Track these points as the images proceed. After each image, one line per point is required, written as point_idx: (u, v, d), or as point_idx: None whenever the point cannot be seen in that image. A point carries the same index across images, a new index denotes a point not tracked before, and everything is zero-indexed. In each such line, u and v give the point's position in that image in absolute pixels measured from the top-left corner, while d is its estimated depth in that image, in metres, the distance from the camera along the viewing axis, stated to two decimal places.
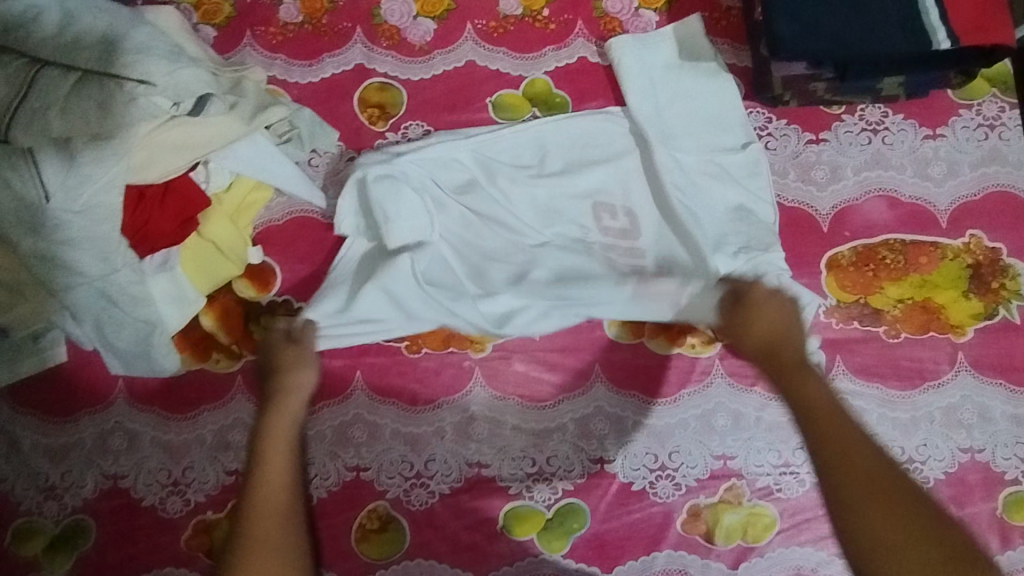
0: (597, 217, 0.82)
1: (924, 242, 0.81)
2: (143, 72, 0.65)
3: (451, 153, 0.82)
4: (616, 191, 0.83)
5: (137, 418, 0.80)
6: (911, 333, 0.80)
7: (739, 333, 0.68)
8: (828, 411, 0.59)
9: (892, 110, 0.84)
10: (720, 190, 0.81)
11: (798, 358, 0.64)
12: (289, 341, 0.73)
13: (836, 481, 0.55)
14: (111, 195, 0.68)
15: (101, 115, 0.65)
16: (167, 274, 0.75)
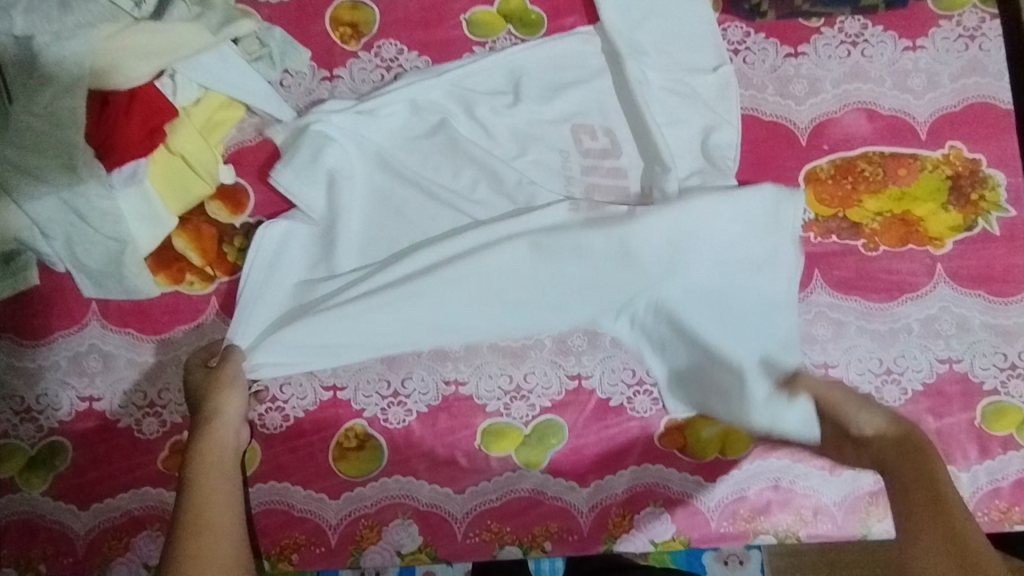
0: (572, 134, 0.80)
1: (903, 154, 0.81)
2: None
3: (426, 92, 0.80)
4: (592, 109, 0.81)
5: (112, 340, 0.79)
6: (890, 245, 0.79)
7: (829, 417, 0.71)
8: (949, 519, 0.59)
9: (871, 22, 0.83)
10: (688, 109, 0.80)
11: (918, 439, 0.66)
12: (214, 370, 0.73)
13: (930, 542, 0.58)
14: (74, 97, 0.68)
15: (61, 13, 0.67)
16: (136, 188, 0.74)
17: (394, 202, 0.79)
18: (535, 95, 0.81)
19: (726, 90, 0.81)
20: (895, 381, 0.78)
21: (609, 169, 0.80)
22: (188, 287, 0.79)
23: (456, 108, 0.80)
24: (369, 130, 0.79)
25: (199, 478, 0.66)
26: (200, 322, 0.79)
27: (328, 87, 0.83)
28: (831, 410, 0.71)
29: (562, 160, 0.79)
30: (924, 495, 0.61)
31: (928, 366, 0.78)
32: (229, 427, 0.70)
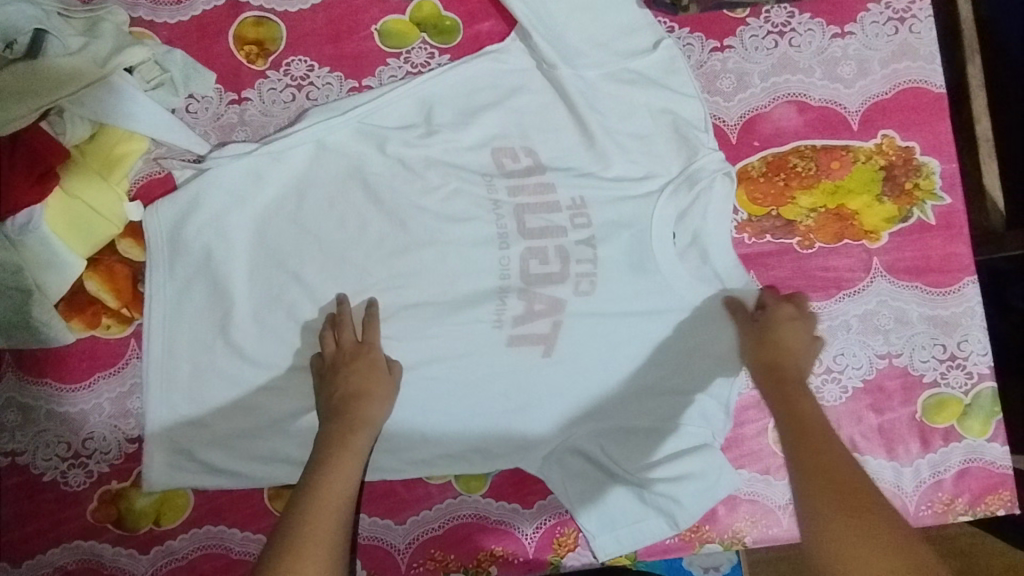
0: (492, 159, 0.75)
1: (835, 146, 0.79)
2: None
3: (333, 130, 0.74)
4: (510, 129, 0.76)
5: (29, 392, 0.75)
6: (824, 242, 0.78)
7: (749, 343, 0.72)
8: (845, 482, 0.58)
9: (798, 10, 0.80)
10: (627, 115, 0.76)
11: (798, 375, 0.69)
12: (350, 354, 0.69)
13: (826, 497, 0.57)
14: None
15: None
16: (34, 235, 0.70)
17: (292, 263, 0.72)
18: (446, 120, 0.75)
19: (656, 87, 0.76)
20: (836, 380, 0.77)
21: (534, 186, 0.73)
22: (105, 330, 0.76)
23: (368, 147, 0.74)
24: (271, 174, 0.73)
25: (332, 452, 0.65)
26: (120, 366, 0.76)
27: (237, 110, 0.79)
28: (756, 334, 0.72)
29: (486, 186, 0.74)
30: (805, 444, 0.62)
31: (868, 363, 0.77)
32: (376, 404, 0.68)
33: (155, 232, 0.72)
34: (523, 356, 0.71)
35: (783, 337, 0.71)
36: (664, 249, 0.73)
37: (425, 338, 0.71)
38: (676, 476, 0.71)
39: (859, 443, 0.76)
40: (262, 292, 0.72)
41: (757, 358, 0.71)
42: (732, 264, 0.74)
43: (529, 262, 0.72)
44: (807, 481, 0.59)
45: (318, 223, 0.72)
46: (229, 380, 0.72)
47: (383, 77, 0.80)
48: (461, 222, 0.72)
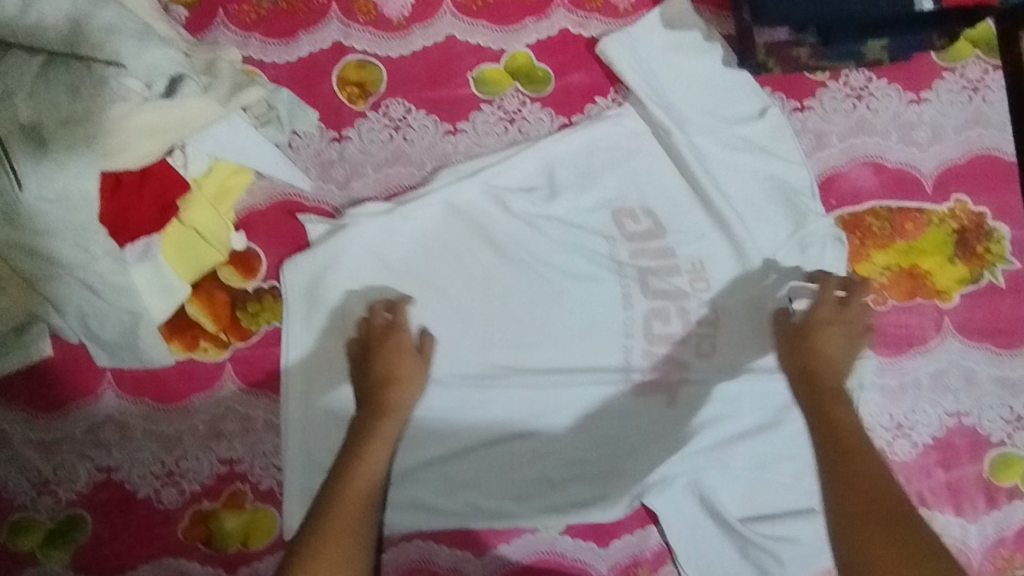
0: (614, 220, 0.81)
1: (910, 208, 0.82)
2: (111, 50, 0.61)
3: (464, 190, 0.81)
4: (630, 190, 0.82)
5: (127, 411, 0.78)
6: (898, 300, 0.81)
7: (785, 349, 0.72)
8: (876, 505, 0.57)
9: (876, 75, 0.83)
10: (734, 180, 0.80)
11: (836, 389, 0.67)
12: (392, 353, 0.72)
13: (859, 512, 0.57)
14: (87, 185, 0.62)
15: (71, 98, 0.60)
16: (149, 263, 0.72)
17: (423, 317, 0.79)
18: (570, 176, 0.82)
19: (753, 151, 0.81)
20: (906, 435, 0.80)
21: (656, 250, 0.80)
22: (202, 354, 0.79)
23: (491, 206, 0.80)
24: (406, 229, 0.80)
25: (360, 450, 0.66)
26: (215, 389, 0.79)
27: (337, 148, 0.82)
28: (793, 341, 0.71)
29: (608, 249, 0.80)
30: (841, 458, 0.60)
31: (937, 419, 0.80)
32: (410, 388, 0.70)
33: (295, 280, 0.79)
34: (648, 407, 0.78)
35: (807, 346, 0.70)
36: (783, 315, 0.78)
37: (550, 382, 0.78)
38: (779, 534, 0.76)
39: (927, 498, 0.78)
40: (399, 339, 0.79)
41: (792, 364, 0.70)
42: (839, 331, 0.80)
43: (653, 322, 0.79)
44: (844, 496, 0.58)
45: (454, 279, 0.80)
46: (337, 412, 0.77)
47: (476, 122, 0.83)
48: (582, 281, 0.80)
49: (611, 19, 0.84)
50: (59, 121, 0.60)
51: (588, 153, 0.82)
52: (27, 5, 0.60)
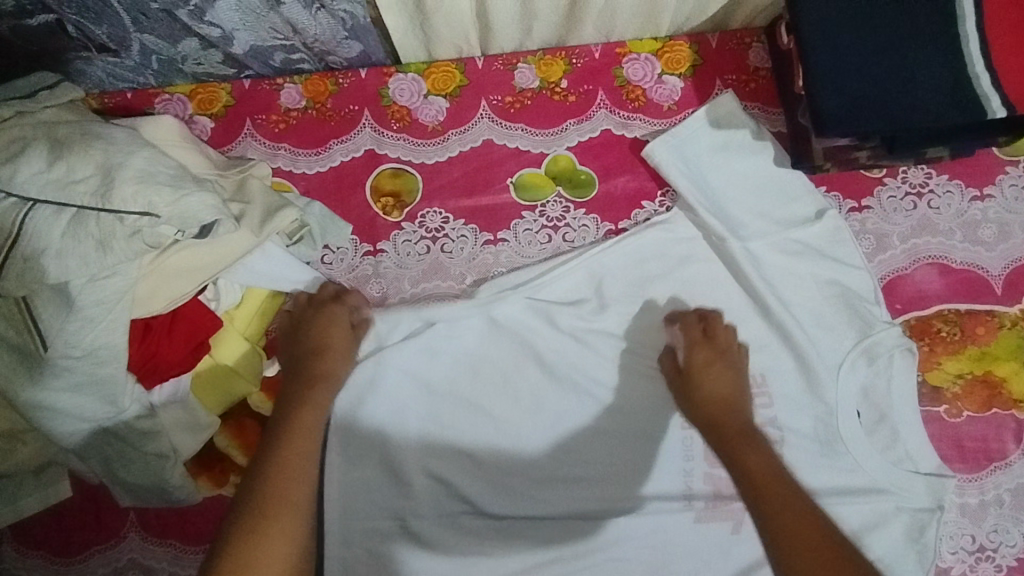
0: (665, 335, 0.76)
1: (980, 310, 0.77)
2: (146, 202, 0.56)
3: (508, 308, 0.76)
4: (682, 302, 0.76)
5: (153, 553, 0.73)
6: (973, 410, 0.76)
7: (682, 401, 0.71)
8: (811, 529, 0.58)
9: (936, 171, 0.79)
10: (797, 288, 0.75)
11: (741, 426, 0.68)
12: (318, 327, 0.71)
13: (794, 549, 0.57)
14: (117, 335, 0.59)
15: (101, 255, 0.56)
16: (179, 402, 0.68)
17: (468, 443, 0.74)
18: (619, 286, 0.77)
19: (814, 255, 0.76)
20: (988, 558, 0.74)
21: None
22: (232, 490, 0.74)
23: (538, 321, 0.76)
24: (446, 347, 0.75)
25: (287, 441, 0.64)
26: None
27: (372, 262, 0.78)
28: (683, 392, 0.71)
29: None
30: (758, 493, 0.61)
31: (1022, 540, 0.74)
32: (343, 356, 0.71)
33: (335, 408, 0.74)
34: (711, 534, 0.73)
35: (733, 359, 0.72)
36: (852, 431, 0.73)
37: (604, 511, 0.73)
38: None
39: None
40: (442, 470, 0.73)
41: (697, 416, 0.70)
42: (916, 448, 0.74)
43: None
44: (773, 538, 0.58)
45: (500, 401, 0.75)
46: (380, 552, 0.72)
47: (519, 230, 0.79)
48: (634, 398, 0.75)
49: (655, 119, 0.81)
50: (86, 278, 0.56)
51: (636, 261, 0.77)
52: (55, 155, 0.56)
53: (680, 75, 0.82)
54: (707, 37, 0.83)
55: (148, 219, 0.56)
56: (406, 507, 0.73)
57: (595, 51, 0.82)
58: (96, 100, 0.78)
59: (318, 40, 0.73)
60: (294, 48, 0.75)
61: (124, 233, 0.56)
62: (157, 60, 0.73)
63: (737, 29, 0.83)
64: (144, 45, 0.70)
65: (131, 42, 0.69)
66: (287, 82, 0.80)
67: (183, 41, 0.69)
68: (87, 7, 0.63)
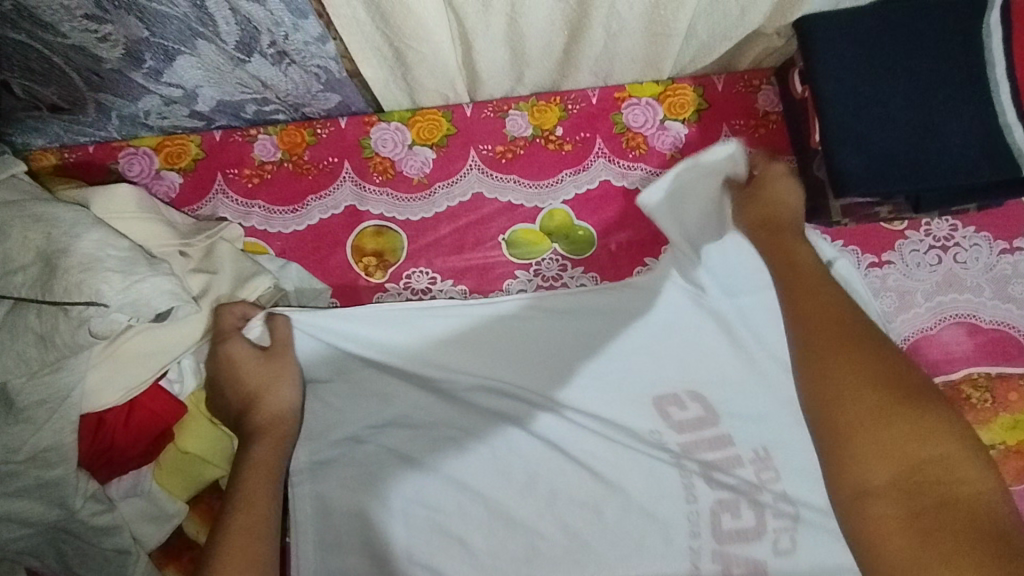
0: (656, 409, 0.67)
1: (1011, 374, 0.71)
2: (92, 292, 0.50)
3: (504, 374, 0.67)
4: (670, 372, 0.68)
5: None
6: (1007, 483, 0.70)
7: (739, 205, 0.65)
8: (837, 320, 0.52)
9: (961, 222, 0.74)
10: None
11: (792, 225, 0.62)
12: (242, 370, 0.61)
13: (816, 336, 0.52)
14: (67, 435, 0.54)
15: (42, 350, 0.51)
16: (142, 493, 0.63)
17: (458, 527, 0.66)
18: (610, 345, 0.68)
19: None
20: None
21: (710, 439, 0.67)
22: None
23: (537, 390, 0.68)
24: (422, 422, 0.67)
25: (238, 507, 0.58)
26: None
27: None
28: (744, 194, 0.65)
29: (653, 443, 0.67)
30: (800, 292, 0.55)
31: None
32: (282, 392, 0.63)
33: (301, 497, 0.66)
34: None
35: (796, 184, 0.65)
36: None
37: None
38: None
39: None
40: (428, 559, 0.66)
41: (742, 218, 0.64)
42: None
43: (721, 515, 0.65)
44: (798, 322, 0.53)
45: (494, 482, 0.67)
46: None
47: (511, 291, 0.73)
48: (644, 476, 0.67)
49: (658, 168, 0.75)
50: (26, 376, 0.51)
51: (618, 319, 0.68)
52: None
53: (684, 120, 0.76)
54: (712, 79, 0.77)
55: (94, 310, 0.50)
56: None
57: (592, 95, 0.77)
58: (54, 156, 0.72)
59: (291, 94, 0.71)
60: (266, 100, 0.72)
61: (69, 328, 0.50)
62: (117, 116, 0.70)
63: (744, 71, 0.77)
64: (101, 103, 0.67)
65: (87, 100, 0.66)
66: (261, 133, 0.75)
67: (142, 99, 0.67)
68: (33, 71, 0.60)
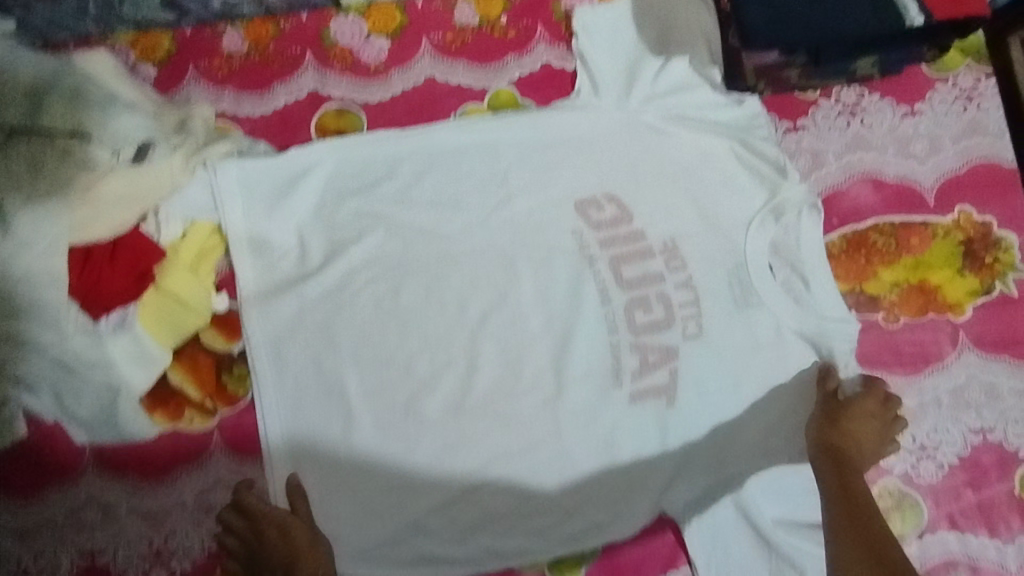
0: (578, 211, 0.78)
1: (914, 221, 0.79)
2: (77, 123, 0.66)
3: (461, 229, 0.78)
4: (589, 180, 0.79)
5: (110, 489, 0.74)
6: (909, 317, 0.78)
7: (821, 423, 0.74)
8: (855, 504, 0.69)
9: (869, 89, 0.82)
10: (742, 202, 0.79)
11: (858, 468, 0.72)
12: (286, 528, 0.69)
13: (851, 519, 0.68)
14: None
15: (34, 175, 0.64)
16: (126, 331, 0.69)
17: (408, 370, 0.74)
18: (523, 182, 0.79)
19: (720, 132, 0.80)
20: (930, 456, 0.77)
21: (626, 235, 0.77)
22: (188, 423, 0.76)
23: (488, 240, 0.77)
24: (381, 270, 0.76)
25: None
26: (203, 461, 0.75)
27: None
28: (828, 417, 0.74)
29: (576, 240, 0.77)
30: (845, 496, 0.70)
31: (961, 438, 0.77)
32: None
33: (258, 332, 0.74)
34: (649, 436, 0.75)
35: (876, 417, 0.75)
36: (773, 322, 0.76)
37: (553, 422, 0.74)
38: (808, 547, 0.74)
39: (959, 521, 0.76)
40: (376, 386, 0.74)
41: (816, 439, 0.73)
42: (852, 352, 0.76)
43: (634, 313, 0.75)
44: (840, 507, 0.69)
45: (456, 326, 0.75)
46: (326, 475, 0.73)
47: (467, 160, 0.79)
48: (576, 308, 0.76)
49: None
50: (22, 199, 0.64)
51: (526, 157, 0.79)
52: None
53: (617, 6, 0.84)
54: None
55: (77, 139, 0.66)
56: (351, 434, 0.73)
57: None
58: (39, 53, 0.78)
59: None
60: None
61: (56, 155, 0.65)
62: None
63: None
64: None
65: None
66: (229, 27, 0.82)
67: None
68: None
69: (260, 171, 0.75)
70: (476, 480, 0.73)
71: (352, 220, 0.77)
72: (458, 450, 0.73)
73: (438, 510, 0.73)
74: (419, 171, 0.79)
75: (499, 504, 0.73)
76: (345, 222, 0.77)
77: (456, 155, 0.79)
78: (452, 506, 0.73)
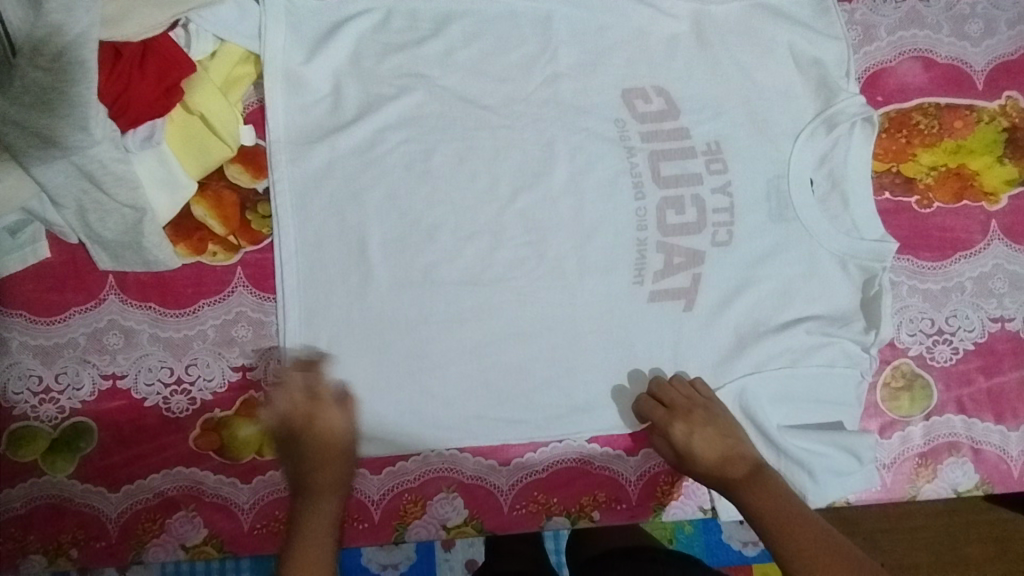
0: (624, 100, 0.76)
1: (959, 105, 0.78)
2: None
3: (491, 78, 0.75)
4: (639, 69, 0.77)
5: (131, 315, 0.74)
6: (944, 202, 0.77)
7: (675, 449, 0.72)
8: (790, 518, 0.65)
9: None
10: (784, 70, 0.77)
11: (746, 467, 0.69)
12: (322, 425, 0.68)
13: (782, 517, 0.65)
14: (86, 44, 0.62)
15: None
16: (153, 151, 0.70)
17: (428, 220, 0.72)
18: (570, 62, 0.77)
19: (778, 19, 0.78)
20: (946, 341, 0.77)
21: (669, 131, 0.75)
22: (210, 258, 0.75)
23: (518, 89, 0.75)
24: (412, 116, 0.74)
25: (310, 503, 0.66)
26: (226, 295, 0.75)
27: None
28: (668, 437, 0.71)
29: (618, 130, 0.75)
30: (747, 489, 0.68)
31: (980, 325, 0.77)
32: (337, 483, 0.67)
33: (288, 173, 0.72)
34: (662, 311, 0.73)
35: (695, 419, 0.70)
36: (804, 198, 0.75)
37: (578, 281, 0.73)
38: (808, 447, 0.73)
39: (967, 405, 0.77)
40: (400, 233, 0.72)
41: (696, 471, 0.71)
42: (879, 233, 0.75)
43: (666, 212, 0.73)
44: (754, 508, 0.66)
45: (484, 179, 0.73)
46: (348, 320, 0.71)
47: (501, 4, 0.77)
48: (605, 167, 0.74)
49: None
50: None
51: (578, 34, 0.77)
52: None
53: None
54: None
55: None
56: (370, 279, 0.71)
57: None
58: None
59: None
60: None
61: None
62: None
63: None
64: None
65: None
66: None
67: None
68: None
69: (308, 8, 0.75)
70: (496, 335, 0.72)
71: (395, 74, 0.75)
72: (481, 299, 0.72)
73: (456, 360, 0.72)
74: (469, 34, 0.76)
75: (516, 359, 0.73)
76: (388, 76, 0.75)
77: (512, 18, 0.77)
78: (470, 358, 0.72)
